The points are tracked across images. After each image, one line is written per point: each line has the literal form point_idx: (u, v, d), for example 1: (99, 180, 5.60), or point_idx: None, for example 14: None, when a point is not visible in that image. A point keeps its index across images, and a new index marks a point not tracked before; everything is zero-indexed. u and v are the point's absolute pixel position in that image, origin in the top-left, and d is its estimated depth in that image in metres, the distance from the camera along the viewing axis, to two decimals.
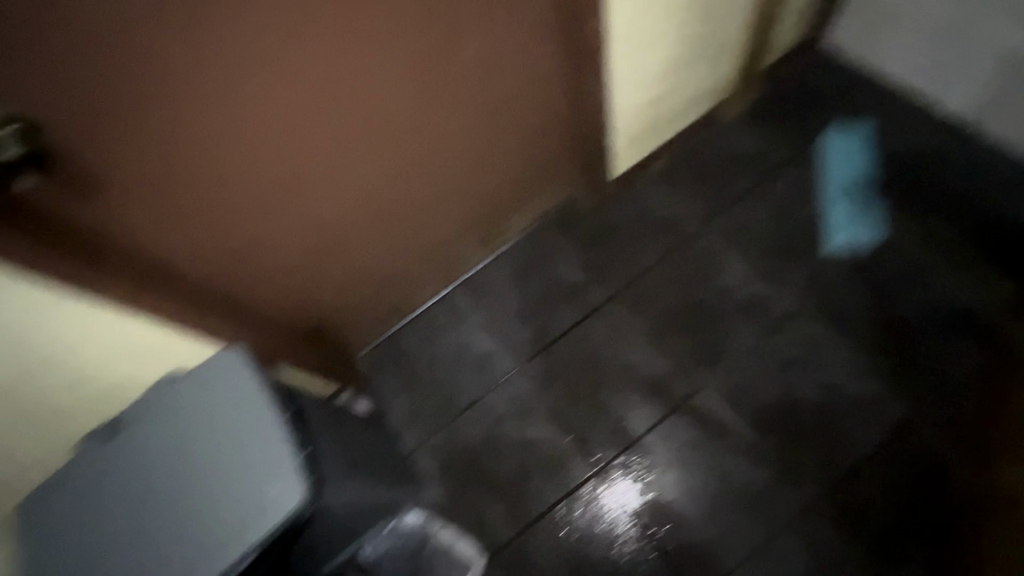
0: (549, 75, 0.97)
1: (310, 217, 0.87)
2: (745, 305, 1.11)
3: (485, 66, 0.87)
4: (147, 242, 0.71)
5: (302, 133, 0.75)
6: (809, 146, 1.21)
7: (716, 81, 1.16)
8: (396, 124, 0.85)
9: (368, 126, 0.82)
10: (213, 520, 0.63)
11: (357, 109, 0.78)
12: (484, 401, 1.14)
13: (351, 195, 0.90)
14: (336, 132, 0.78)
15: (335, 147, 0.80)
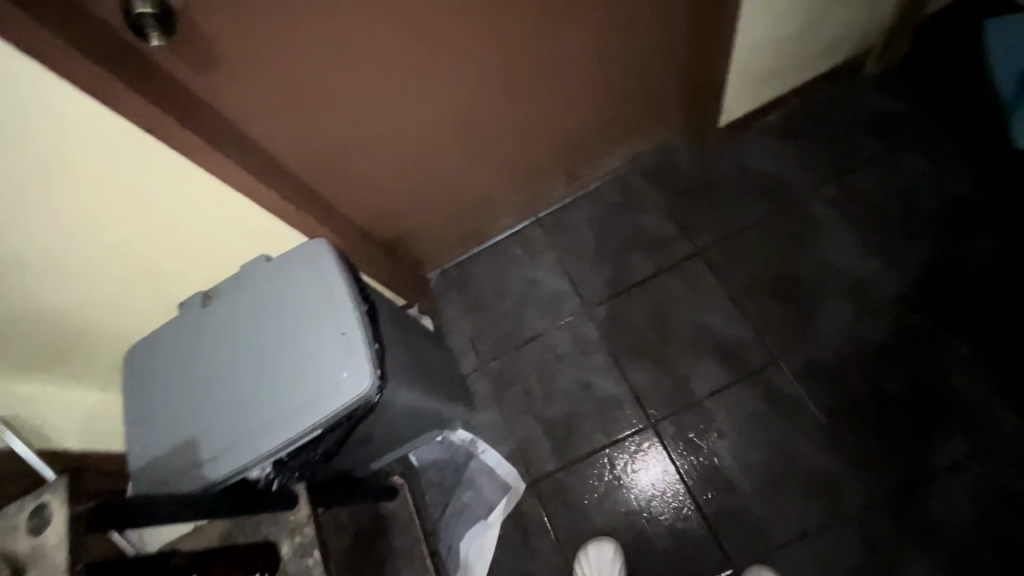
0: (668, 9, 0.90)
1: (403, 130, 0.88)
2: (847, 284, 1.00)
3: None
4: (251, 120, 0.73)
5: (408, 41, 0.75)
6: (960, 115, 1.04)
7: (860, 28, 1.02)
8: (499, 43, 0.82)
9: (473, 42, 0.80)
10: (290, 390, 0.69)
11: (465, 21, 0.76)
12: (545, 337, 1.14)
13: (446, 113, 0.89)
14: (441, 45, 0.78)
15: (438, 60, 0.80)
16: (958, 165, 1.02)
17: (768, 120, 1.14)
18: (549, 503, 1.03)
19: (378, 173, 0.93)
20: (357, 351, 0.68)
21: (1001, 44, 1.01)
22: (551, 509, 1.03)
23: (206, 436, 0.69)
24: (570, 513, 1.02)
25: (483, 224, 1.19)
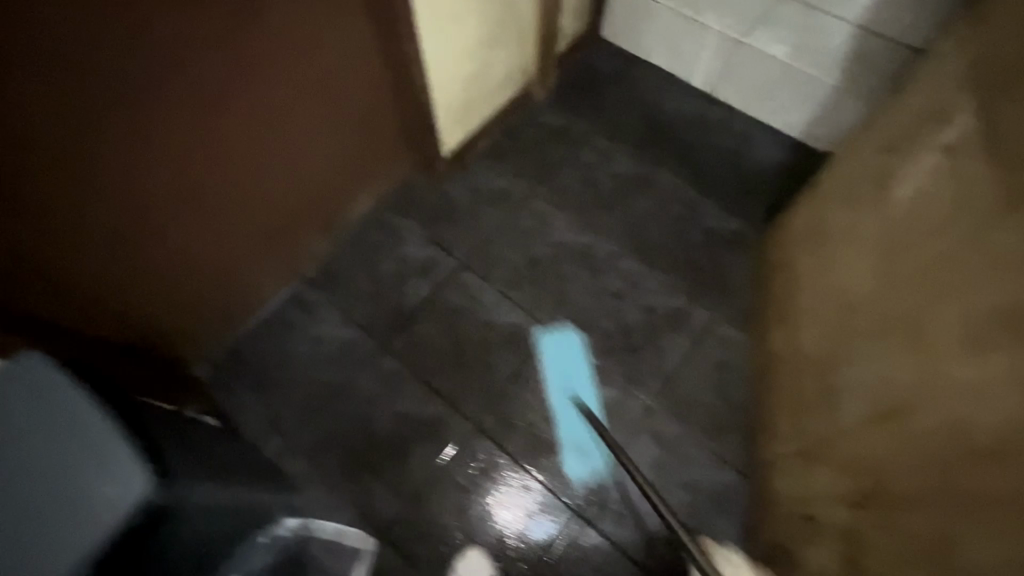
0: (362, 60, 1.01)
1: (116, 207, 0.78)
2: (576, 254, 1.26)
3: (299, 44, 0.87)
4: None
5: (88, 108, 0.68)
6: (604, 119, 1.42)
7: (519, 66, 1.31)
8: (207, 102, 0.80)
9: (175, 104, 0.77)
10: (36, 533, 0.52)
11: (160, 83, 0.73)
12: (349, 387, 1.11)
13: (164, 182, 0.83)
14: (137, 110, 0.73)
15: (134, 125, 0.74)
16: (614, 153, 1.38)
17: (480, 146, 1.36)
18: (407, 543, 1.01)
19: (96, 264, 0.81)
20: (110, 458, 0.53)
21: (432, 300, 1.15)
22: (411, 549, 1.00)
23: None
24: (430, 542, 1.01)
25: (247, 296, 1.11)
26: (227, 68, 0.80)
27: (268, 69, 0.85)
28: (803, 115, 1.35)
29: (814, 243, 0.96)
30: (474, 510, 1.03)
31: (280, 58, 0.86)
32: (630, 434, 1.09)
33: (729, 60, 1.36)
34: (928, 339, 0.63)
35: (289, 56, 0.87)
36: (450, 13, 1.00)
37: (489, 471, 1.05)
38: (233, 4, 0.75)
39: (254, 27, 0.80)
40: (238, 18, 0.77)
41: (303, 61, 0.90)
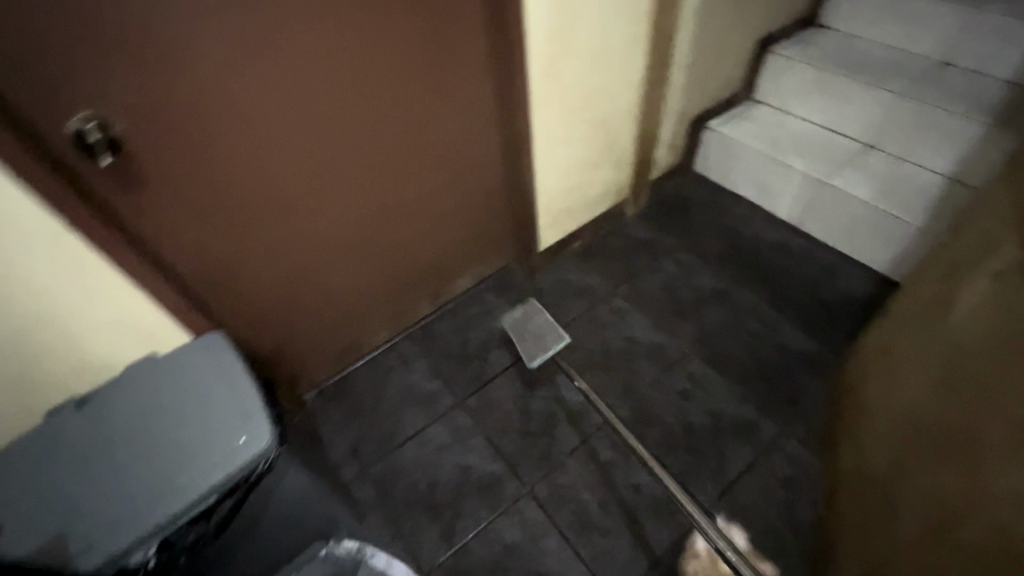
0: (489, 166, 1.28)
1: (296, 250, 1.07)
2: (647, 350, 1.35)
3: (442, 152, 1.16)
4: (168, 239, 0.89)
5: (296, 180, 0.98)
6: (688, 237, 1.58)
7: (616, 186, 1.54)
8: (370, 187, 1.10)
9: (355, 184, 1.07)
10: (184, 456, 0.72)
11: (342, 170, 1.03)
12: (424, 434, 1.24)
13: (330, 237, 1.11)
14: (324, 185, 1.02)
15: (325, 194, 1.04)
16: (695, 266, 1.51)
17: (573, 248, 1.57)
18: None
19: (270, 288, 1.08)
20: (253, 416, 0.75)
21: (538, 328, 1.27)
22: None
23: (79, 526, 0.67)
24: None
25: (360, 340, 1.34)
26: (394, 163, 1.10)
27: (421, 167, 1.15)
28: (888, 251, 1.39)
29: (884, 365, 0.99)
30: None
31: (431, 161, 1.16)
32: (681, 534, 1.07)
33: (811, 197, 1.49)
34: (973, 453, 0.65)
35: (432, 159, 1.16)
36: (563, 137, 1.26)
37: None
38: (406, 125, 1.06)
39: (419, 139, 1.10)
40: (404, 132, 1.07)
41: (447, 164, 1.19)
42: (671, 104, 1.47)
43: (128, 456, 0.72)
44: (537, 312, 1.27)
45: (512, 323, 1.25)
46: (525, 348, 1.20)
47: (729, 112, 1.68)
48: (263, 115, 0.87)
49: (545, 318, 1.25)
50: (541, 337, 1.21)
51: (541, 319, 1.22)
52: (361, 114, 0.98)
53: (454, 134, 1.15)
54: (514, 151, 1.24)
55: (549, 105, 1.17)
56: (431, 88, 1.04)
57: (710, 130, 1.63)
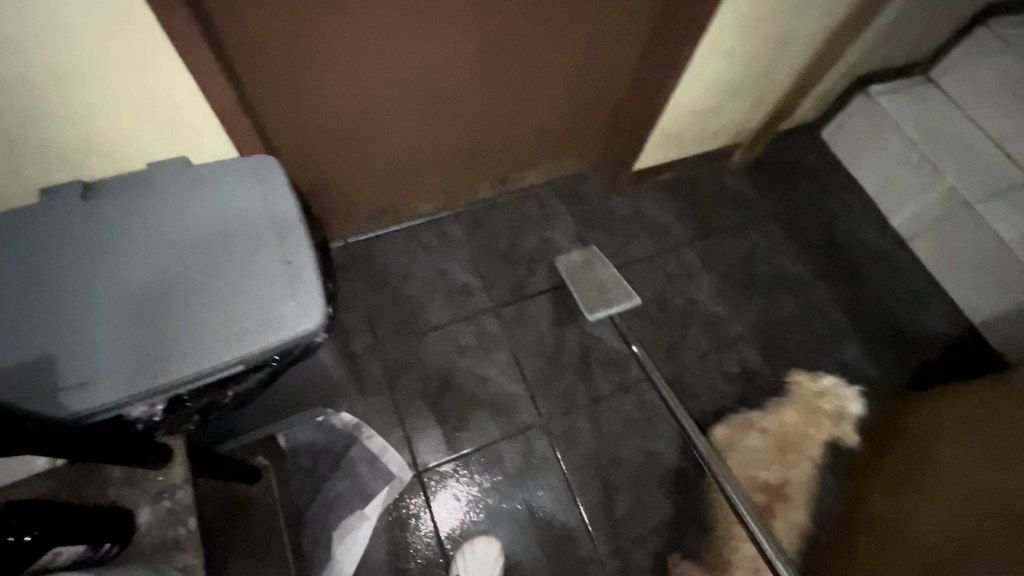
0: (627, 50, 1.02)
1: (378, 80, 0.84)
2: (705, 319, 1.23)
3: (591, 19, 0.91)
4: (239, 13, 0.66)
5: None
6: (787, 210, 1.38)
7: (740, 125, 1.30)
8: (492, 33, 0.85)
9: (475, 19, 0.81)
10: (217, 307, 0.57)
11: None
12: (448, 328, 1.13)
13: (422, 78, 0.88)
14: (443, 12, 0.78)
15: (439, 21, 0.79)
16: (784, 246, 1.34)
17: (662, 177, 1.36)
18: (435, 496, 0.99)
19: (333, 115, 0.88)
20: (303, 283, 0.60)
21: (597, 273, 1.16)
22: (436, 498, 0.99)
23: (75, 353, 0.54)
24: (454, 503, 1.00)
25: (408, 203, 1.17)
26: (530, 10, 0.84)
27: (558, 28, 0.89)
28: (992, 302, 1.25)
29: (974, 437, 0.90)
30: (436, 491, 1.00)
31: (571, 23, 0.90)
32: (680, 512, 1.04)
33: (944, 216, 1.30)
34: None
35: (574, 24, 0.90)
36: (727, 48, 1.00)
37: (528, 529, 1.00)
38: None
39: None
40: None
41: (586, 32, 0.93)
42: (852, 50, 1.19)
43: (140, 289, 0.57)
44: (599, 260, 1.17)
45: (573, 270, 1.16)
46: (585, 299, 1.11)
47: (897, 80, 1.39)
48: None
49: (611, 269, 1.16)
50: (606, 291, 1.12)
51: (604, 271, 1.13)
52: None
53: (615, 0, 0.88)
54: (671, 43, 0.97)
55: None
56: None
57: (867, 97, 1.37)
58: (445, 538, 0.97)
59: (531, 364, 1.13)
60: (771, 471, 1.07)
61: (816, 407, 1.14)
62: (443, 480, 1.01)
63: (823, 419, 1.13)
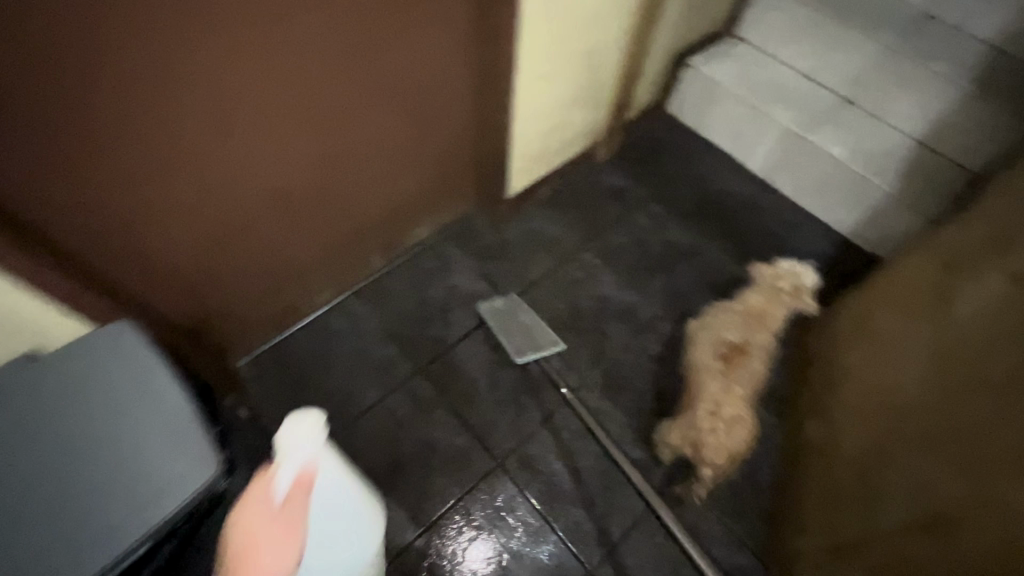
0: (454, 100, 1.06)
1: (209, 204, 0.84)
2: (618, 311, 1.29)
3: (404, 84, 0.95)
4: (45, 190, 0.66)
5: (223, 114, 0.76)
6: (659, 188, 1.48)
7: (590, 127, 1.39)
8: (317, 124, 0.88)
9: (282, 120, 0.83)
10: (106, 490, 0.57)
11: (280, 101, 0.81)
12: (381, 405, 1.13)
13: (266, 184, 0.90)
14: (258, 122, 0.80)
15: (258, 131, 0.82)
16: (666, 220, 1.43)
17: (540, 193, 1.43)
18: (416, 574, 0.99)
19: (192, 248, 0.88)
20: (189, 439, 0.59)
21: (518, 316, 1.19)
22: (463, 535, 1.03)
23: None
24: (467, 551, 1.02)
25: (298, 302, 1.16)
26: (334, 96, 0.87)
27: (378, 100, 0.93)
28: (853, 214, 1.39)
29: (860, 342, 0.99)
30: (465, 528, 1.04)
31: (389, 92, 0.94)
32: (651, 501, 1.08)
33: (790, 152, 1.42)
34: (978, 461, 0.66)
35: (392, 91, 0.94)
36: (546, 70, 1.08)
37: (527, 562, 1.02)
38: (363, 48, 0.84)
39: (366, 64, 0.87)
40: (360, 53, 0.84)
41: (400, 98, 0.97)
42: (659, 36, 1.30)
43: (64, 467, 0.58)
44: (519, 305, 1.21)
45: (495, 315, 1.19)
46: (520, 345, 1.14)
47: (711, 47, 1.52)
48: (168, 22, 0.63)
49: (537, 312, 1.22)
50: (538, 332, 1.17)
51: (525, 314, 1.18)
52: (288, 20, 0.73)
53: (417, 62, 0.93)
54: (491, 81, 1.03)
55: (530, 30, 0.97)
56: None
57: (693, 69, 1.48)
58: None
59: (471, 411, 1.14)
60: (737, 333, 1.12)
61: (777, 288, 1.18)
62: (458, 535, 1.03)
63: (783, 295, 1.18)
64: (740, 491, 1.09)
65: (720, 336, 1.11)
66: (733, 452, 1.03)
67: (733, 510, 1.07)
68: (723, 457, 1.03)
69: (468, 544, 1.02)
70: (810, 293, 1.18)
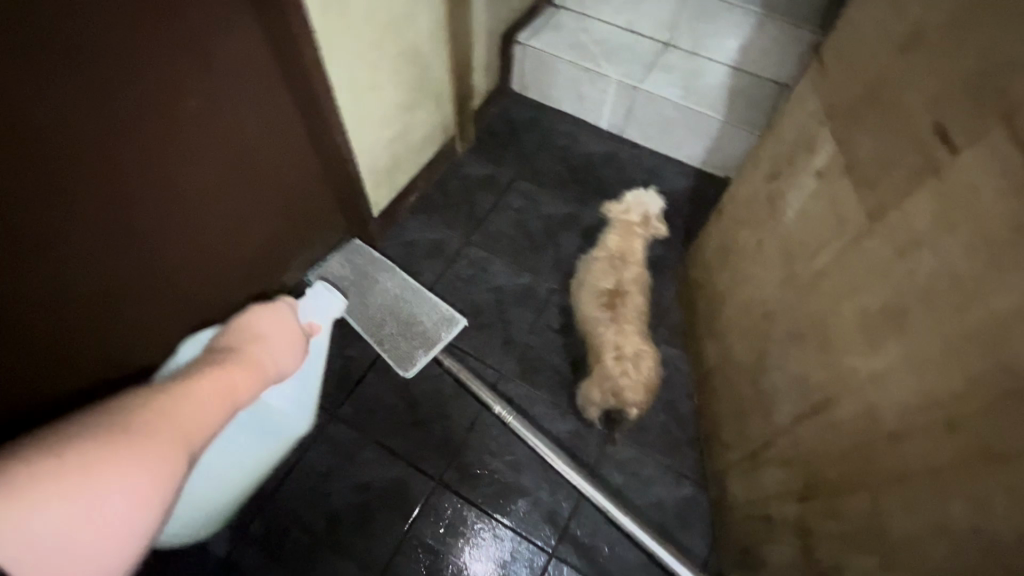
0: (291, 143, 1.00)
1: (39, 329, 0.74)
2: (516, 295, 1.30)
3: (231, 143, 0.88)
4: None
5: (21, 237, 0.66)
6: (525, 165, 1.51)
7: (441, 124, 1.37)
8: (144, 211, 0.80)
9: (88, 212, 0.72)
10: None
11: (90, 202, 0.72)
12: (303, 463, 1.08)
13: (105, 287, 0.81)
14: (69, 230, 0.71)
15: (73, 239, 0.72)
16: (539, 195, 1.46)
17: (411, 201, 1.41)
18: None
19: (35, 379, 0.78)
20: None
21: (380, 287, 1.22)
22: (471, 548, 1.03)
23: None
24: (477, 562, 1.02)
25: None
26: (141, 168, 0.76)
27: (208, 168, 0.86)
28: (700, 145, 1.48)
29: (725, 264, 1.06)
30: (469, 542, 1.04)
31: (218, 156, 0.87)
32: (591, 465, 1.11)
33: (629, 103, 1.49)
34: (828, 345, 0.72)
35: (222, 154, 0.88)
36: (369, 81, 1.04)
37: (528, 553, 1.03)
38: (171, 122, 0.77)
39: (168, 126, 0.77)
40: (170, 128, 0.77)
41: (223, 150, 0.87)
42: (476, 24, 1.30)
43: None
44: (381, 272, 1.23)
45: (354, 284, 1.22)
46: (390, 342, 1.17)
47: (536, 20, 1.56)
48: None
49: (410, 286, 1.22)
50: (411, 322, 1.19)
51: (387, 285, 1.21)
52: (58, 97, 0.62)
53: (237, 118, 0.87)
54: (312, 108, 0.97)
55: (330, 49, 0.92)
56: (167, 46, 0.71)
57: (522, 46, 1.51)
58: None
59: (396, 440, 1.11)
60: (606, 279, 1.17)
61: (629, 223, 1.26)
62: (467, 550, 1.03)
63: (636, 228, 1.25)
64: (666, 429, 1.15)
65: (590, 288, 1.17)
66: (646, 384, 1.06)
67: (665, 448, 1.13)
68: (642, 391, 1.04)
69: (480, 553, 1.03)
70: (656, 220, 1.27)
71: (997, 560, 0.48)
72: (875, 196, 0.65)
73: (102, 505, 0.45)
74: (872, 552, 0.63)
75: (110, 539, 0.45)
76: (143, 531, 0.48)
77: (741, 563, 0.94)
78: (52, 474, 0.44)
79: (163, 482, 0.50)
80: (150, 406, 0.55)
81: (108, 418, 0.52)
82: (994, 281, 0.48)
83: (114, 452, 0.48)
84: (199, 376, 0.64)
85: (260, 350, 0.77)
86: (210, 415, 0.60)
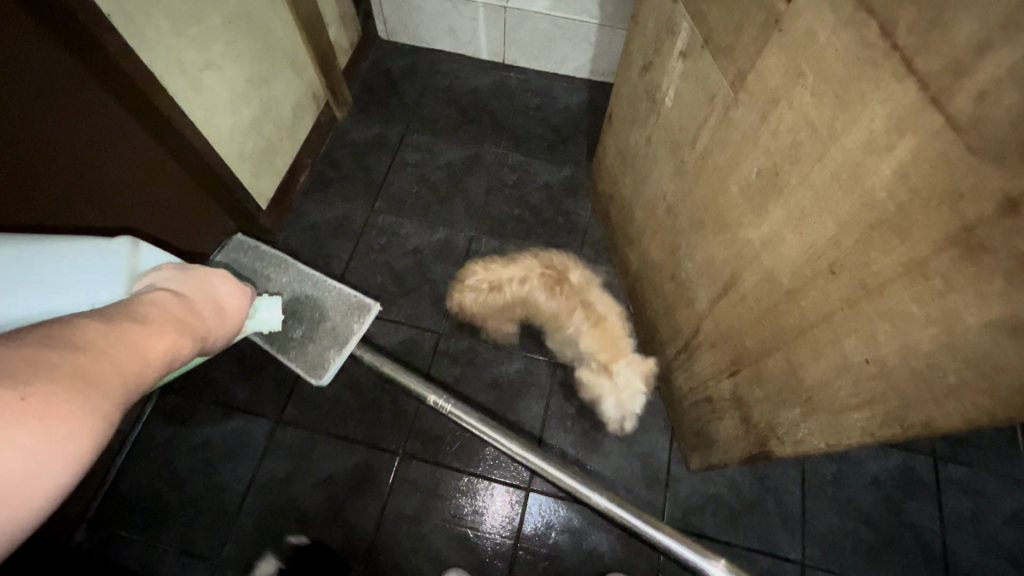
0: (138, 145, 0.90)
1: None
2: (435, 252, 1.26)
3: (56, 157, 0.77)
4: None
5: None
6: (413, 116, 1.43)
7: (308, 92, 1.26)
8: None
9: None
10: None
11: None
12: (260, 476, 1.05)
13: None
14: None
15: None
16: (434, 144, 1.39)
17: (301, 182, 1.32)
18: None
19: None
20: None
21: (278, 277, 1.13)
22: (465, 502, 1.05)
23: None
24: (470, 511, 1.04)
25: None
26: None
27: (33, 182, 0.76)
28: (584, 54, 1.43)
29: (625, 169, 1.05)
30: (458, 499, 1.05)
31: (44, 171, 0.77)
32: (540, 436, 1.10)
33: (503, 26, 1.40)
34: (721, 223, 0.73)
35: (50, 167, 0.77)
36: (204, 60, 0.92)
37: (513, 488, 1.06)
38: None
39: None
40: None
41: (32, 167, 0.75)
42: None
43: None
44: (277, 262, 1.15)
45: (243, 276, 1.13)
46: (298, 347, 1.09)
47: None
48: None
49: (306, 278, 1.14)
50: (317, 319, 1.10)
51: (287, 276, 1.13)
52: None
53: (56, 122, 0.76)
54: (143, 108, 0.86)
55: (143, 35, 0.80)
56: None
57: None
58: (500, 534, 1.03)
59: (350, 425, 1.09)
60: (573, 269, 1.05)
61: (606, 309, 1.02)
62: (460, 507, 1.04)
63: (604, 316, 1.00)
64: None
65: (554, 260, 1.04)
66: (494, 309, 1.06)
67: None
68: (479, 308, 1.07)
69: (472, 505, 1.05)
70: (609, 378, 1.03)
71: (890, 383, 0.51)
72: (733, 64, 0.64)
73: (43, 457, 0.42)
74: (795, 405, 0.66)
75: (22, 512, 0.41)
76: (55, 503, 0.44)
77: (698, 446, 1.00)
78: (21, 408, 0.41)
79: (95, 444, 0.46)
80: (106, 355, 0.51)
81: (64, 354, 0.48)
82: (843, 121, 0.49)
83: (72, 407, 0.45)
84: (155, 327, 0.60)
85: (210, 320, 0.73)
86: (150, 379, 0.56)
